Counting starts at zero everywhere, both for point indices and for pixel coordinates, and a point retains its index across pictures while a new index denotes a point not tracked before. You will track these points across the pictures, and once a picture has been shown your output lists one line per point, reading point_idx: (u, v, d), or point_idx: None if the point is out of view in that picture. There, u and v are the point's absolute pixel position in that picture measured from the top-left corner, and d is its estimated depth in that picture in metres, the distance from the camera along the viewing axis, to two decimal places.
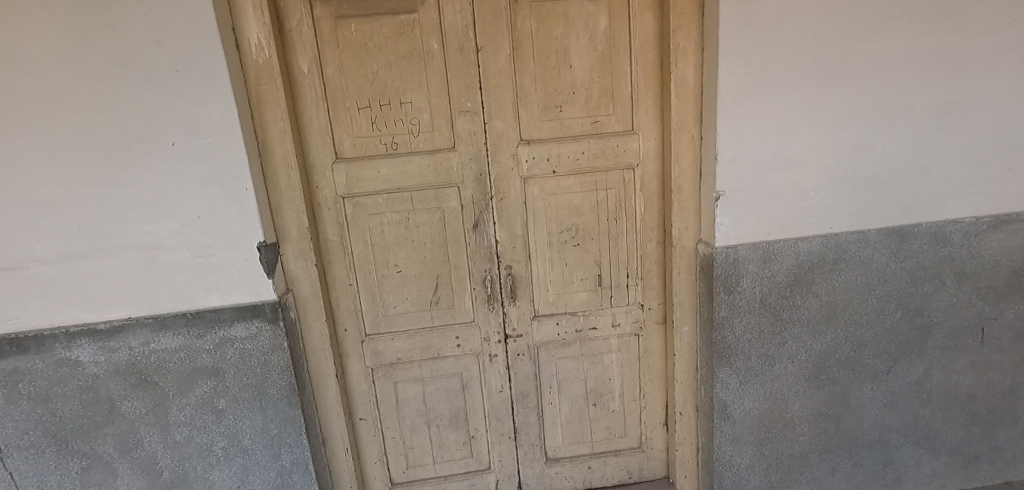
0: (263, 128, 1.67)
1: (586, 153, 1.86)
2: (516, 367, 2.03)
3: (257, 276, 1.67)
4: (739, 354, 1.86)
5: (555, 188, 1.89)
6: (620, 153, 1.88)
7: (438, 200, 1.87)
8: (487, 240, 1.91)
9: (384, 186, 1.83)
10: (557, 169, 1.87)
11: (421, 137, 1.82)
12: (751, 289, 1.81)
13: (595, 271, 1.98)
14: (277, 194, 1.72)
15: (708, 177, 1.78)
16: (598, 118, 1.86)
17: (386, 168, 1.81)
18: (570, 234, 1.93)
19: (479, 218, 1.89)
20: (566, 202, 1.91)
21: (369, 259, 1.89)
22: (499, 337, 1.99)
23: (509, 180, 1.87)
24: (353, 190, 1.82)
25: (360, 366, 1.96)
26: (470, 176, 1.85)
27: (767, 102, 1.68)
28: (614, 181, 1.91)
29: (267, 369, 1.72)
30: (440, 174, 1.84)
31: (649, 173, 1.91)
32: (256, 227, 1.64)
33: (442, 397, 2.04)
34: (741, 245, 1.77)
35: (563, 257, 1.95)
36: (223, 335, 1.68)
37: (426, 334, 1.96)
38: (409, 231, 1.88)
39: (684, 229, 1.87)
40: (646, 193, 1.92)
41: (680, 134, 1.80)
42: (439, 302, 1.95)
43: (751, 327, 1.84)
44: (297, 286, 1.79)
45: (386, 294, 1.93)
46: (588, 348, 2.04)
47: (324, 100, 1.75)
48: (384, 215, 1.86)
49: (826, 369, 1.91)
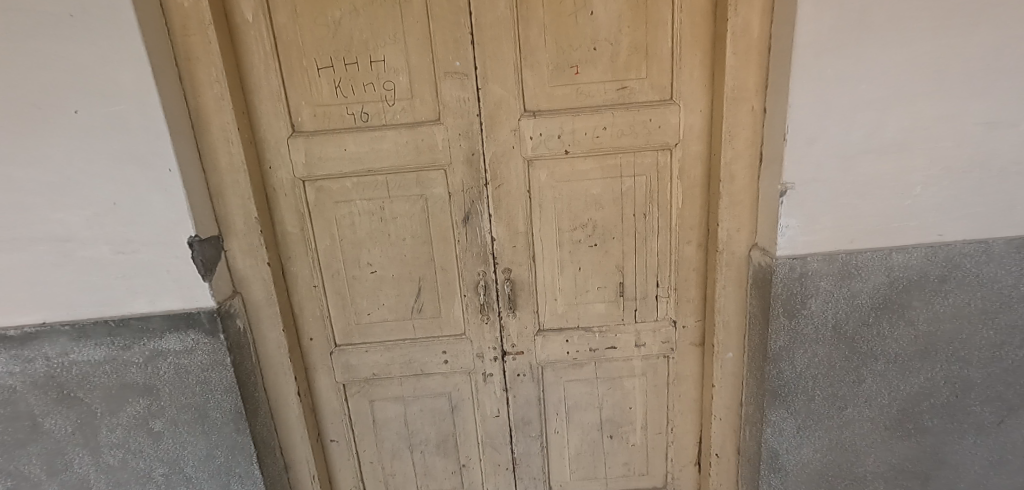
0: (195, 92, 1.32)
1: (609, 129, 1.44)
2: (517, 390, 1.68)
3: (190, 278, 1.35)
4: (799, 394, 1.44)
5: (568, 174, 1.49)
6: (653, 130, 1.44)
7: (420, 186, 1.49)
8: (480, 237, 1.53)
9: (352, 168, 1.47)
10: (571, 149, 1.46)
11: (398, 107, 1.43)
12: (821, 313, 1.37)
13: (617, 278, 1.58)
14: (217, 176, 1.39)
15: (771, 163, 1.33)
16: (626, 82, 1.42)
17: (354, 145, 1.45)
18: (586, 232, 1.53)
19: (471, 210, 1.51)
20: (581, 192, 1.50)
21: (337, 257, 1.55)
22: (495, 354, 1.64)
23: (509, 162, 1.47)
24: (314, 172, 1.47)
25: (329, 381, 1.66)
26: (460, 157, 1.47)
27: (862, 62, 1.21)
28: (646, 166, 1.48)
29: (208, 388, 1.43)
30: (422, 153, 1.46)
31: (692, 155, 1.46)
32: (186, 218, 1.31)
33: (428, 421, 1.71)
34: (812, 256, 1.33)
35: (576, 261, 1.56)
36: (154, 347, 1.39)
37: (407, 347, 1.63)
38: (385, 225, 1.53)
39: (735, 230, 1.44)
40: (686, 182, 1.49)
41: (737, 104, 1.34)
42: (422, 310, 1.60)
43: (818, 361, 1.41)
44: (246, 288, 1.48)
45: (358, 298, 1.59)
46: (605, 370, 1.66)
47: (275, 57, 1.38)
48: (354, 205, 1.51)
49: (914, 415, 1.47)
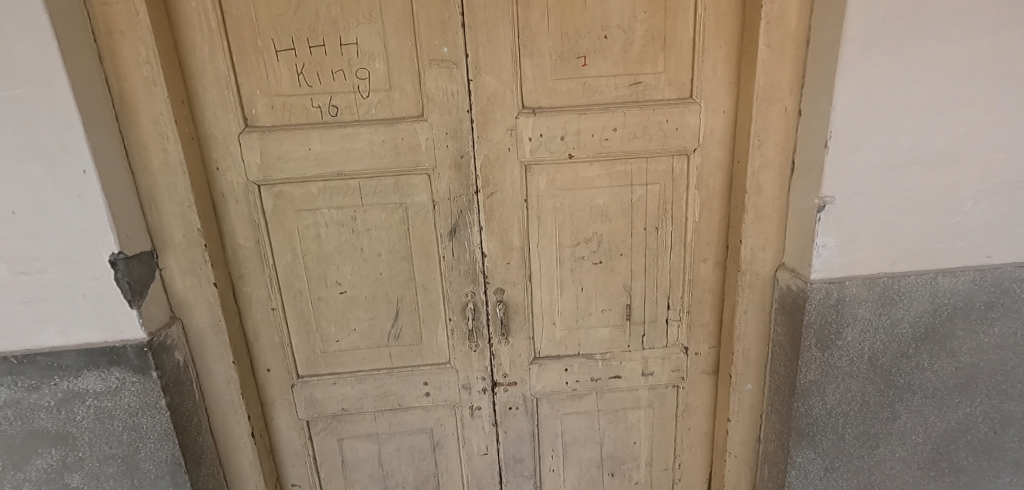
0: (120, 75, 1.07)
1: (619, 130, 1.25)
2: (508, 425, 1.48)
3: (113, 305, 1.10)
4: (828, 432, 1.28)
5: (571, 181, 1.29)
6: (670, 133, 1.25)
7: (398, 193, 1.27)
8: (469, 253, 1.32)
9: (318, 171, 1.24)
10: (575, 152, 1.26)
11: (372, 99, 1.21)
12: (858, 345, 1.21)
13: (623, 300, 1.39)
14: (149, 180, 1.14)
15: (806, 173, 1.16)
16: (640, 77, 1.23)
17: (320, 143, 1.22)
18: (590, 247, 1.34)
19: (459, 222, 1.30)
20: (586, 202, 1.31)
21: (299, 275, 1.32)
22: (484, 385, 1.43)
23: (503, 167, 1.26)
24: (271, 175, 1.23)
25: (289, 418, 1.42)
26: (447, 160, 1.25)
27: (916, 58, 1.04)
28: (660, 173, 1.29)
29: (138, 436, 1.18)
30: (401, 155, 1.24)
31: (712, 163, 1.28)
32: (106, 232, 1.06)
33: (405, 461, 1.50)
34: (851, 280, 1.17)
35: (578, 280, 1.37)
36: (69, 388, 1.14)
37: (381, 378, 1.41)
38: (358, 239, 1.30)
39: (760, 248, 1.27)
40: (705, 192, 1.30)
41: (769, 105, 1.16)
42: (399, 336, 1.38)
43: (850, 396, 1.26)
44: (187, 313, 1.23)
45: (324, 322, 1.36)
46: (607, 402, 1.48)
47: (222, 34, 1.14)
48: (320, 214, 1.28)
49: (949, 453, 1.33)
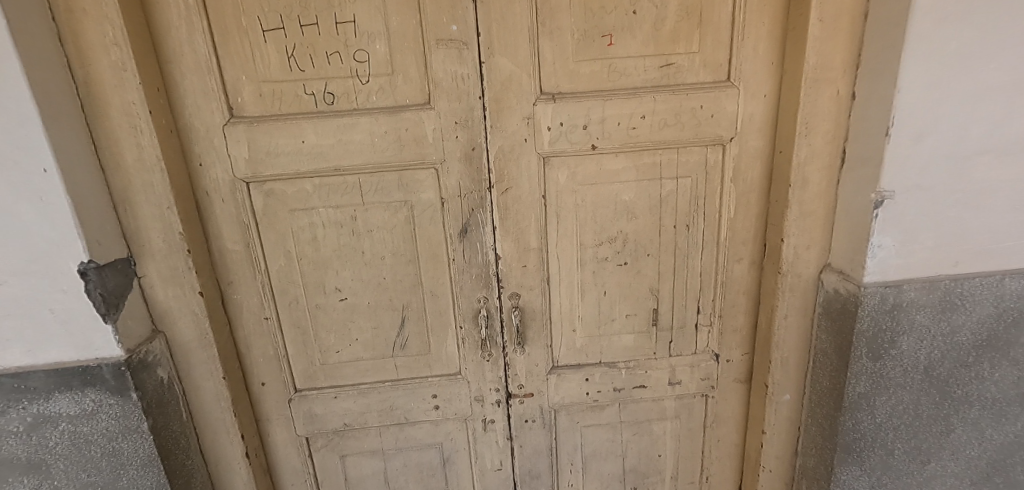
0: (84, 59, 0.94)
1: (648, 117, 1.12)
2: (524, 438, 1.37)
3: (85, 320, 0.98)
4: (877, 448, 1.17)
5: (594, 175, 1.16)
6: (704, 121, 1.12)
7: (403, 190, 1.15)
8: (481, 255, 1.20)
9: (314, 167, 1.11)
10: (599, 143, 1.13)
11: (372, 85, 1.08)
12: (914, 354, 1.09)
13: (650, 304, 1.27)
14: (122, 178, 1.01)
15: (860, 165, 1.04)
16: (672, 58, 1.10)
17: (315, 136, 1.09)
18: (614, 247, 1.22)
19: (470, 221, 1.18)
20: (610, 198, 1.18)
21: (294, 281, 1.20)
22: (497, 397, 1.32)
23: (519, 160, 1.14)
24: (261, 172, 1.10)
25: (287, 434, 1.31)
26: (456, 153, 1.13)
27: (996, 32, 0.91)
28: (692, 165, 1.17)
29: (118, 463, 1.07)
30: (405, 148, 1.11)
31: (751, 153, 1.15)
32: (73, 239, 0.93)
33: (413, 477, 1.39)
34: (910, 283, 1.04)
35: (600, 283, 1.25)
36: (39, 412, 1.02)
37: (386, 391, 1.29)
38: (358, 241, 1.18)
39: (804, 248, 1.15)
40: (742, 186, 1.18)
41: (818, 88, 1.04)
42: (405, 345, 1.27)
43: (902, 409, 1.14)
44: (171, 325, 1.11)
45: (322, 331, 1.24)
46: (630, 413, 1.37)
47: (200, 12, 1.00)
48: (316, 214, 1.15)
49: (1005, 468, 1.22)
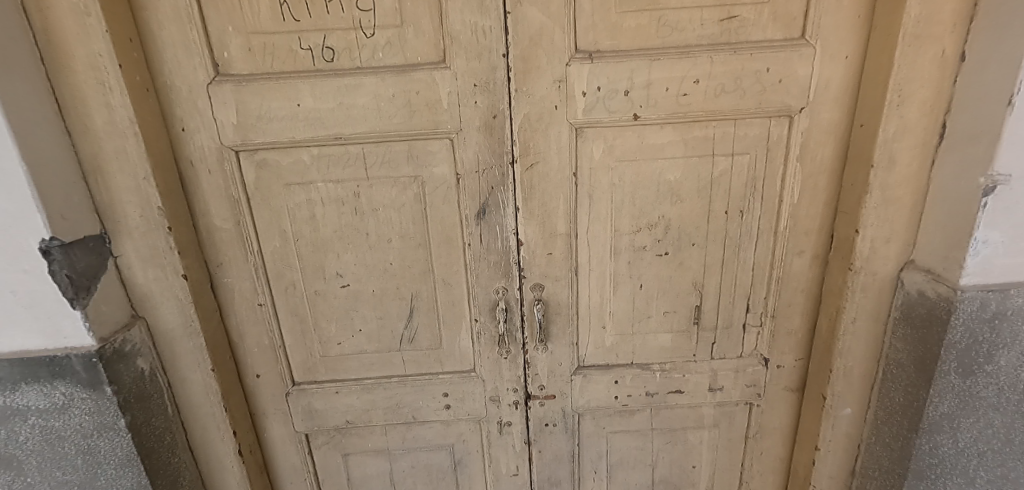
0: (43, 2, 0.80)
1: (703, 82, 0.94)
2: (543, 443, 1.23)
3: (51, 305, 0.86)
4: (957, 477, 1.00)
5: (635, 151, 1.00)
6: (770, 88, 0.94)
7: (413, 164, 1.00)
8: (501, 240, 1.05)
9: (312, 135, 0.97)
10: (643, 112, 0.96)
11: (379, 40, 0.92)
12: (1014, 371, 0.92)
13: (692, 301, 1.11)
14: (92, 144, 0.88)
15: (964, 143, 0.85)
16: (735, 10, 0.91)
17: (313, 99, 0.95)
18: (654, 235, 1.06)
19: (488, 202, 1.03)
20: (652, 178, 1.01)
21: (291, 264, 1.07)
22: (515, 398, 1.19)
23: (547, 132, 0.98)
24: (251, 139, 0.96)
25: (284, 430, 1.20)
26: (475, 121, 0.97)
27: None
28: (752, 141, 0.99)
29: (94, 461, 0.96)
30: (416, 115, 0.96)
31: (825, 127, 0.97)
32: (32, 213, 0.81)
33: (421, 479, 1.27)
34: (1017, 287, 0.86)
35: (636, 276, 1.09)
36: (6, 405, 0.91)
37: (392, 387, 1.17)
38: (362, 221, 1.04)
39: (883, 241, 0.97)
40: (811, 166, 1.00)
41: (917, 46, 0.84)
42: (414, 338, 1.14)
43: (992, 434, 0.97)
44: (152, 311, 0.99)
45: (322, 320, 1.11)
46: (663, 420, 1.22)
47: None
48: (314, 189, 1.02)
49: None
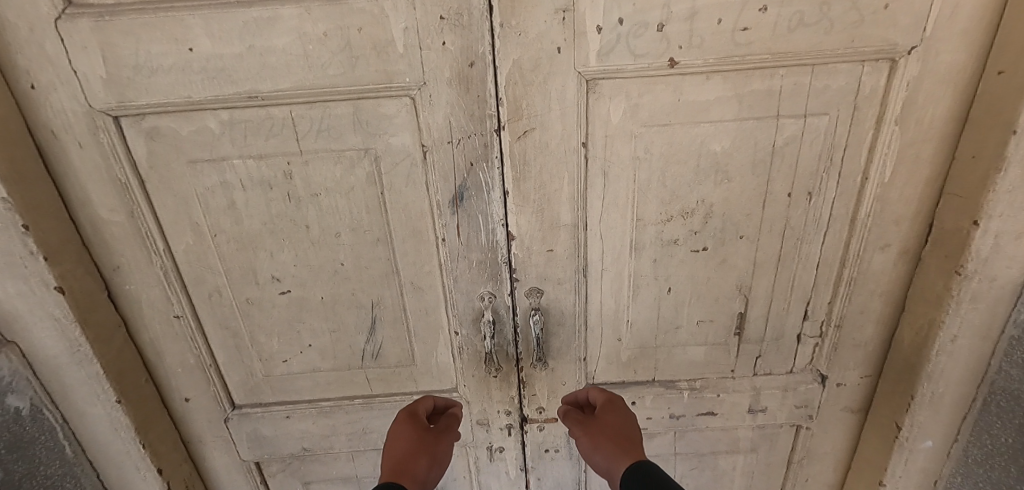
0: None
1: (774, 10, 0.64)
2: (544, 470, 1.02)
3: None
4: None
5: (669, 112, 0.72)
6: (871, 19, 0.65)
7: (362, 133, 0.73)
8: (486, 235, 0.80)
9: (216, 94, 0.69)
10: (682, 56, 0.67)
11: None
12: None
13: (735, 307, 0.86)
14: None
15: None
16: None
17: (211, 41, 0.66)
18: (689, 225, 0.79)
19: (468, 185, 0.76)
20: (690, 149, 0.74)
21: (211, 266, 0.81)
22: (509, 421, 0.96)
23: (547, 86, 0.69)
24: (132, 101, 0.69)
25: (228, 459, 0.98)
26: (444, 72, 0.69)
27: None
28: (834, 96, 0.70)
29: None
30: (360, 63, 0.68)
31: (943, 74, 0.68)
32: None
33: None
34: None
35: (663, 277, 0.83)
36: None
37: (355, 411, 0.94)
38: (299, 211, 0.78)
39: (1011, 237, 0.70)
40: (914, 132, 0.71)
41: None
42: (379, 354, 0.90)
43: None
44: (24, 334, 0.75)
45: (260, 334, 0.87)
46: (690, 443, 1.00)
47: None
48: (229, 168, 0.75)
49: None
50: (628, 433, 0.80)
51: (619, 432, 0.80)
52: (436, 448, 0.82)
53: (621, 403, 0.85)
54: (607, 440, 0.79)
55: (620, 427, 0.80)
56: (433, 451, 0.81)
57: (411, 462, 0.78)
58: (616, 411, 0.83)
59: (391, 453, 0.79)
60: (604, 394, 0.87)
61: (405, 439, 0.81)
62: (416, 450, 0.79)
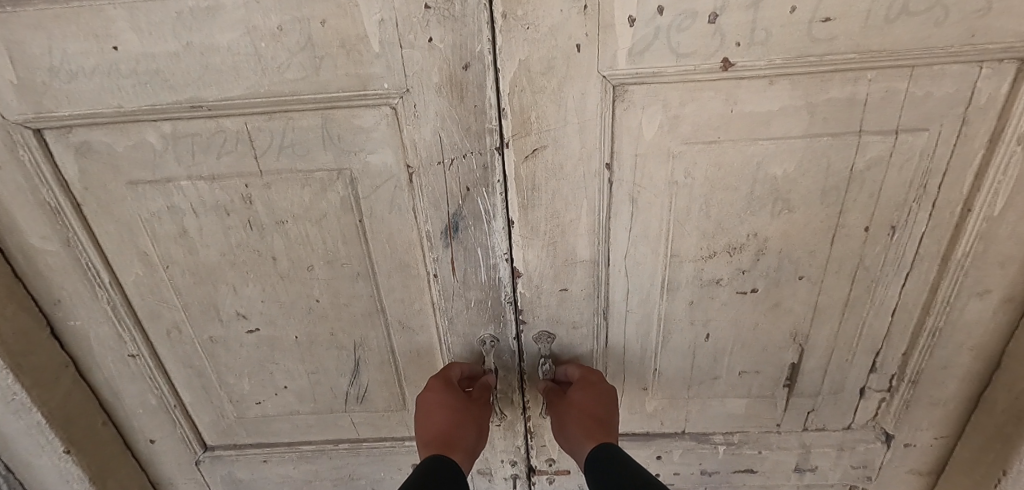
0: None
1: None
2: None
3: None
4: None
5: (717, 127, 0.56)
6: (1003, 5, 0.48)
7: (332, 151, 0.59)
8: (486, 271, 0.66)
9: (152, 102, 0.56)
10: (739, 57, 0.52)
11: None
12: None
13: (786, 355, 0.71)
14: None
15: None
16: None
17: (139, 37, 0.52)
18: (735, 263, 0.65)
19: (464, 212, 0.62)
20: (742, 172, 0.59)
21: (166, 300, 0.69)
22: (514, 472, 0.84)
23: (562, 94, 0.55)
24: (51, 111, 0.56)
25: None
26: (432, 77, 0.54)
27: None
28: (938, 107, 0.54)
29: None
30: (326, 66, 0.54)
31: None
32: None
33: None
34: None
35: (700, 321, 0.69)
36: None
37: (340, 457, 0.83)
38: (264, 241, 0.65)
39: None
40: None
41: None
42: (365, 397, 0.78)
43: None
44: None
45: (228, 374, 0.76)
46: None
47: None
48: (177, 190, 0.62)
49: None
50: (596, 418, 0.65)
51: (586, 417, 0.65)
52: (480, 416, 0.68)
53: (597, 380, 0.68)
54: (570, 426, 0.65)
55: (587, 412, 0.65)
56: (478, 419, 0.68)
57: (456, 437, 0.64)
58: (589, 391, 0.67)
59: (431, 427, 0.64)
60: (579, 368, 0.70)
61: (447, 412, 0.65)
62: (460, 422, 0.66)
